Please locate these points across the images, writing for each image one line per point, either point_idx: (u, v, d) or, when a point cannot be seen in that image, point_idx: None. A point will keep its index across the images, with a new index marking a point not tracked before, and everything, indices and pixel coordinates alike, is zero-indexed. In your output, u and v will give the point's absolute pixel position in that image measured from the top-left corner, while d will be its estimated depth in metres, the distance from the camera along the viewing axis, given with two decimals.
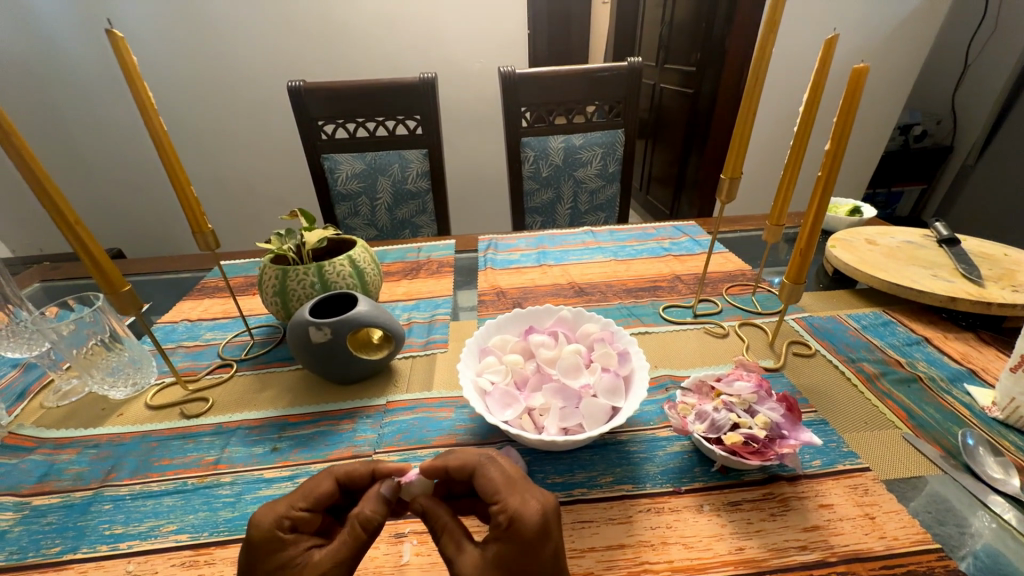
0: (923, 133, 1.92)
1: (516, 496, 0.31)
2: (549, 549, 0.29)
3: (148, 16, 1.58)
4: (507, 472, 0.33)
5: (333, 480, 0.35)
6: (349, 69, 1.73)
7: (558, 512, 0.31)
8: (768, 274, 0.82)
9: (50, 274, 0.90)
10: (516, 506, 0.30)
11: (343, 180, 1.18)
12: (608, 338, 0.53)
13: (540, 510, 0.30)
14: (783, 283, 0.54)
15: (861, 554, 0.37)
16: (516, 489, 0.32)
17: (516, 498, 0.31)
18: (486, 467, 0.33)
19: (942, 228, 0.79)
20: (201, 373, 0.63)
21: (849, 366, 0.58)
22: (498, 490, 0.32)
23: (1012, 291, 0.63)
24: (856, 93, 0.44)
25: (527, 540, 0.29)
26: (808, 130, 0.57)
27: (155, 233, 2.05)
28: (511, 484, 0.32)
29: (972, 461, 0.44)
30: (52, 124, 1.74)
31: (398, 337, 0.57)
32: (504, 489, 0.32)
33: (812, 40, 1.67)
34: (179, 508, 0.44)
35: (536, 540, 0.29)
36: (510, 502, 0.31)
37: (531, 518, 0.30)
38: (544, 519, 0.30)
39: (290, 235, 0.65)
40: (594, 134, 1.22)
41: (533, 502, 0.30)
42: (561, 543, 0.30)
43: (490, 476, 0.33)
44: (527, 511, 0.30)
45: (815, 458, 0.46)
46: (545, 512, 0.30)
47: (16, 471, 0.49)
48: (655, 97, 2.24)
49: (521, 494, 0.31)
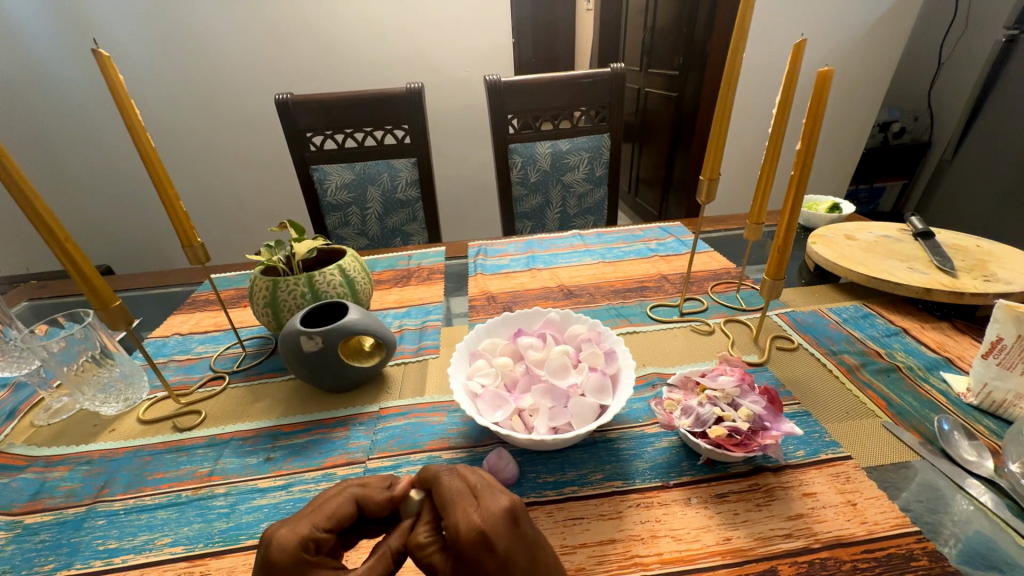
0: (900, 131, 1.97)
1: (458, 511, 0.29)
2: (494, 565, 0.27)
3: (133, 32, 1.58)
4: (464, 483, 0.31)
5: (352, 500, 0.33)
6: (337, 83, 1.75)
7: (508, 518, 0.28)
8: (752, 272, 0.84)
9: (38, 293, 0.90)
10: (455, 519, 0.28)
11: (333, 190, 1.19)
12: (596, 338, 0.54)
13: (478, 522, 0.28)
14: (764, 279, 0.55)
15: (844, 540, 0.38)
16: (462, 504, 0.29)
17: (457, 512, 0.29)
18: (445, 481, 0.31)
19: (918, 222, 0.81)
20: (193, 386, 0.63)
21: (830, 359, 0.60)
22: (448, 502, 0.30)
23: (984, 281, 0.66)
24: (823, 94, 0.46)
25: (464, 556, 0.27)
26: (782, 133, 0.58)
27: (143, 247, 2.04)
28: (460, 498, 0.30)
29: (948, 446, 0.46)
30: (38, 144, 1.73)
31: (389, 344, 0.58)
32: (454, 502, 0.30)
33: (786, 44, 1.72)
34: (173, 520, 0.45)
35: (475, 555, 0.27)
36: (451, 517, 0.29)
37: (470, 530, 0.28)
38: (483, 533, 0.27)
39: (279, 247, 0.65)
40: (580, 139, 1.24)
41: (474, 516, 0.28)
42: (510, 550, 0.27)
43: (445, 491, 0.31)
44: (465, 525, 0.28)
45: (798, 449, 0.47)
46: (487, 524, 0.28)
47: (7, 489, 0.49)
48: (640, 101, 2.27)
49: (465, 508, 0.29)
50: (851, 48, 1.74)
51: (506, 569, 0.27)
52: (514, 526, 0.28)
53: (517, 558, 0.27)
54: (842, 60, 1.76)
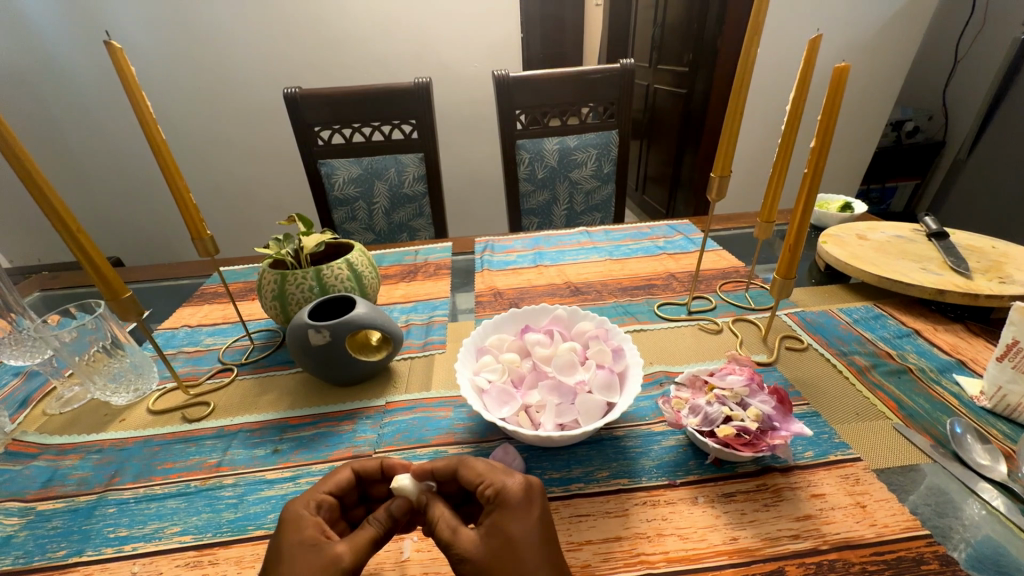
0: (914, 129, 1.95)
1: (500, 475, 0.35)
2: (534, 516, 0.32)
3: (144, 24, 1.59)
4: (492, 462, 0.37)
5: (351, 470, 0.39)
6: (346, 77, 1.75)
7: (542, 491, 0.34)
8: (761, 271, 0.84)
9: (50, 283, 0.91)
10: (501, 482, 0.34)
11: (339, 184, 1.19)
12: (603, 336, 0.54)
13: (522, 482, 0.34)
14: (774, 279, 0.55)
15: (853, 542, 0.38)
16: (500, 474, 0.35)
17: (501, 476, 0.35)
18: (472, 459, 0.37)
19: (932, 222, 0.80)
20: (202, 377, 0.64)
21: (840, 360, 0.59)
22: (484, 475, 0.35)
23: (999, 282, 0.65)
24: (840, 90, 0.45)
25: (511, 508, 0.33)
26: (796, 130, 0.57)
27: (152, 240, 2.05)
28: (496, 470, 0.36)
29: (960, 449, 0.45)
30: (51, 136, 1.75)
31: (396, 338, 0.58)
32: (492, 474, 0.35)
33: (799, 39, 1.70)
34: (182, 509, 0.45)
35: (520, 509, 0.33)
36: (495, 479, 0.35)
37: (515, 489, 0.34)
38: (528, 488, 0.34)
39: (288, 240, 0.66)
40: (588, 135, 1.24)
41: (518, 480, 0.34)
42: (546, 516, 0.33)
43: (474, 467, 0.36)
44: (512, 487, 0.34)
45: (806, 450, 0.47)
46: (530, 484, 0.34)
47: (20, 477, 0.50)
48: (649, 98, 2.26)
49: (504, 477, 0.35)
50: (864, 45, 1.72)
51: (546, 525, 0.32)
52: (547, 497, 0.34)
53: (548, 523, 0.33)
54: (855, 57, 1.74)
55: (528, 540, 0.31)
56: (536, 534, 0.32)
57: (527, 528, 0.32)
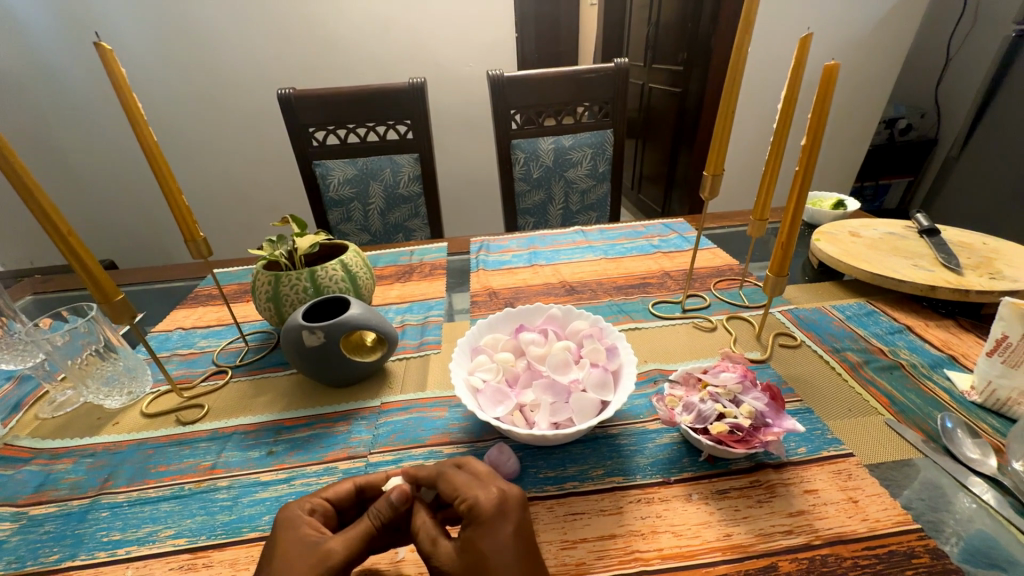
0: (907, 127, 1.96)
1: (475, 489, 0.35)
2: (507, 531, 0.32)
3: (137, 25, 1.58)
4: (473, 473, 0.37)
5: (353, 483, 0.39)
6: (341, 78, 1.74)
7: (520, 502, 0.34)
8: (755, 269, 0.84)
9: (42, 287, 0.90)
10: (474, 496, 0.34)
11: (335, 185, 1.19)
12: (597, 335, 0.54)
13: (497, 495, 0.34)
14: (767, 276, 0.55)
15: (845, 536, 0.38)
16: (477, 487, 0.35)
17: (475, 490, 0.35)
18: (454, 471, 0.37)
19: (923, 219, 0.81)
20: (196, 380, 0.63)
21: (833, 356, 0.60)
22: (461, 487, 0.35)
23: (989, 278, 0.65)
24: (830, 87, 0.45)
25: (484, 523, 0.32)
26: (788, 128, 0.58)
27: (146, 242, 2.04)
28: (478, 481, 0.36)
29: (951, 444, 0.46)
30: (42, 138, 1.74)
31: (390, 338, 0.58)
32: (469, 487, 0.35)
33: (791, 39, 1.71)
34: (176, 512, 0.45)
35: (495, 522, 0.32)
36: (469, 494, 0.35)
37: (489, 502, 0.33)
38: (502, 500, 0.34)
39: (281, 242, 0.66)
40: (583, 134, 1.24)
41: (493, 492, 0.34)
42: (525, 529, 0.33)
43: (454, 479, 0.36)
44: (485, 500, 0.34)
45: (800, 446, 0.47)
46: (506, 496, 0.34)
47: (12, 482, 0.49)
48: (644, 97, 2.26)
49: (481, 489, 0.35)
50: (857, 43, 1.73)
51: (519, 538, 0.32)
52: (525, 508, 0.34)
53: (524, 536, 0.32)
54: (848, 55, 1.75)
55: (501, 550, 0.31)
56: (508, 549, 0.31)
57: (501, 540, 0.32)
